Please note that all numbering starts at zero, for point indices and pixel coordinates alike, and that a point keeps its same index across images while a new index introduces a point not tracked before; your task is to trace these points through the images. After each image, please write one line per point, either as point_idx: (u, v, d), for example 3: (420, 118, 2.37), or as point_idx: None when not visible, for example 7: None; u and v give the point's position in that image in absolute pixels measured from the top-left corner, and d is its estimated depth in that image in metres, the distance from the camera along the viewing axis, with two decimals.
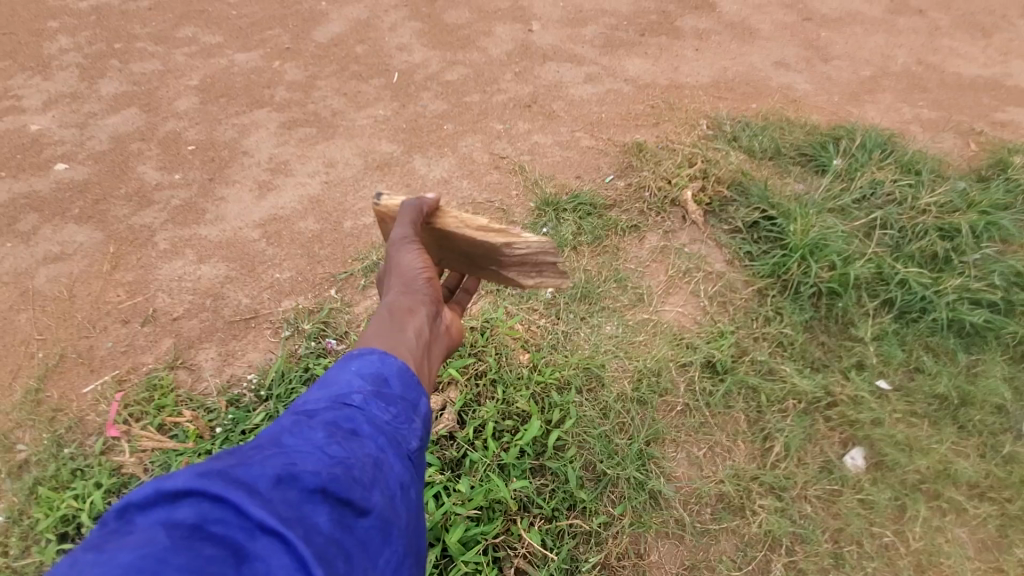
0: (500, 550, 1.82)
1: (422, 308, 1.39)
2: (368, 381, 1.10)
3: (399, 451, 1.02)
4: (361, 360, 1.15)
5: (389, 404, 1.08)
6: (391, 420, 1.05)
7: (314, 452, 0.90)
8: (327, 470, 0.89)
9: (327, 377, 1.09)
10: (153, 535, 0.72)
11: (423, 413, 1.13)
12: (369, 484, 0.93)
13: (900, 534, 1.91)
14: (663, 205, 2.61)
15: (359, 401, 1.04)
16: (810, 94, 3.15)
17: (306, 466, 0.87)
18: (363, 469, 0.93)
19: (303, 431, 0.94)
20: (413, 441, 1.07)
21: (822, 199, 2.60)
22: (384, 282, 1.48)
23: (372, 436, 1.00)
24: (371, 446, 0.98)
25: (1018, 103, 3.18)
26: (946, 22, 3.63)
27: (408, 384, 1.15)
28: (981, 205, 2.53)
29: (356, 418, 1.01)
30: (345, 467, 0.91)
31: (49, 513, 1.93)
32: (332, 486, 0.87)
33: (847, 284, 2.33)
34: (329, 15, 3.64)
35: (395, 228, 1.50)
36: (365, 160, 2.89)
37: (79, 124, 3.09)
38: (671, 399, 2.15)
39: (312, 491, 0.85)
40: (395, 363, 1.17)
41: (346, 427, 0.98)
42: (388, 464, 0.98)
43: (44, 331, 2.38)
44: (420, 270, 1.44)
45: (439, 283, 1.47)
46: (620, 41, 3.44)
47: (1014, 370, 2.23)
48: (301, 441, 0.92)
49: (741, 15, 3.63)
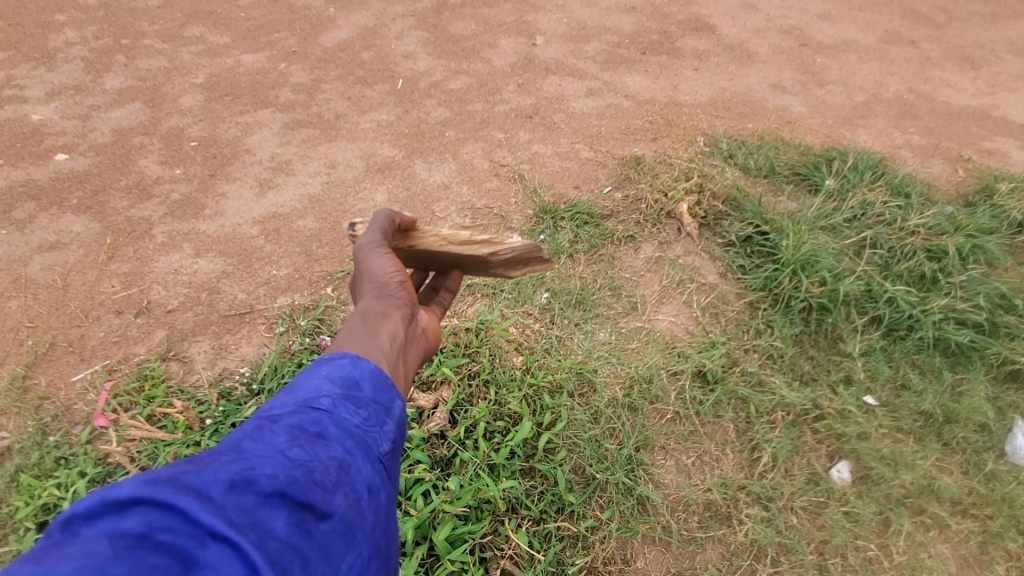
0: (486, 550, 1.82)
1: (396, 312, 1.37)
2: (337, 385, 1.09)
3: (367, 454, 1.00)
4: (332, 364, 1.15)
5: (359, 407, 1.07)
6: (360, 423, 1.05)
7: (274, 456, 0.87)
8: (286, 474, 0.85)
9: (295, 384, 1.08)
10: (94, 545, 0.66)
11: (396, 415, 1.13)
12: (331, 488, 0.90)
13: (884, 548, 1.93)
14: (659, 217, 2.65)
15: (327, 404, 1.04)
16: (804, 117, 3.23)
17: (264, 470, 0.84)
18: (326, 472, 0.91)
19: (264, 436, 0.91)
20: (383, 444, 1.06)
21: (814, 217, 2.66)
22: (357, 288, 1.47)
23: (339, 439, 0.98)
24: (336, 449, 0.96)
25: (1005, 133, 3.27)
26: (937, 54, 3.74)
27: (380, 387, 1.16)
28: (967, 228, 2.59)
29: (322, 421, 1.00)
30: (305, 470, 0.88)
31: (29, 501, 1.91)
32: (291, 489, 0.83)
33: (837, 300, 2.37)
34: (337, 22, 3.69)
35: (363, 239, 1.50)
36: (367, 162, 2.92)
37: (82, 116, 3.11)
38: (661, 407, 2.17)
39: (269, 495, 0.81)
40: (368, 366, 1.18)
41: (312, 431, 0.97)
42: (354, 467, 0.97)
43: (36, 319, 2.38)
44: (392, 273, 1.42)
45: (412, 287, 1.45)
46: (621, 58, 3.52)
47: (997, 391, 2.28)
48: (262, 446, 0.89)
49: (740, 38, 3.72)
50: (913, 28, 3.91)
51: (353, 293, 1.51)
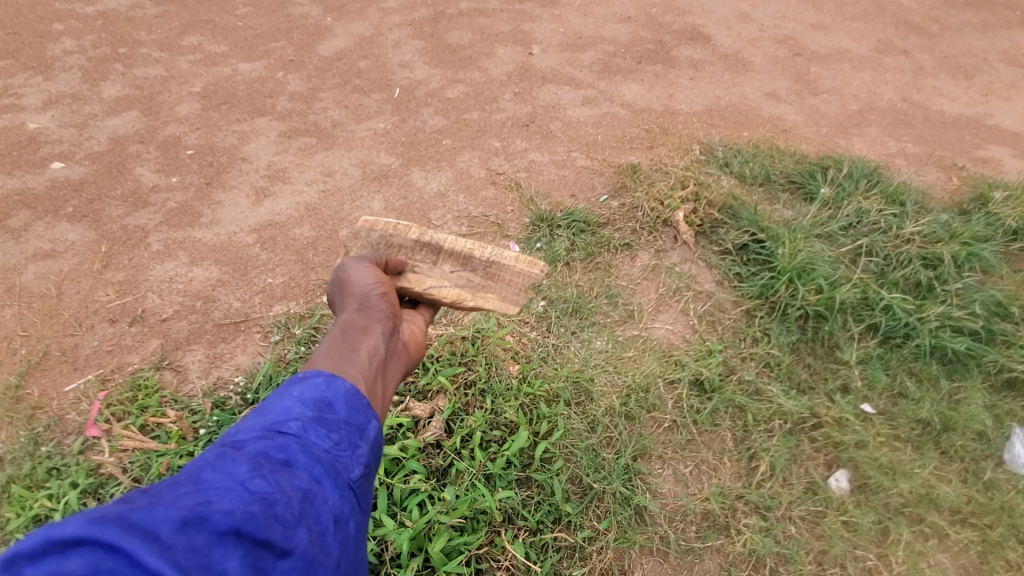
0: (483, 561, 1.81)
1: (377, 327, 1.40)
2: (309, 407, 1.11)
3: (336, 482, 1.02)
4: (305, 384, 1.16)
5: (331, 430, 1.09)
6: (331, 448, 1.06)
7: (234, 488, 0.89)
8: (243, 509, 0.86)
9: (266, 406, 1.09)
10: None
11: (371, 438, 1.14)
12: (292, 522, 0.91)
13: (883, 558, 1.92)
14: (655, 225, 2.66)
15: (297, 428, 1.05)
16: (800, 125, 3.24)
17: (220, 505, 0.85)
18: (288, 505, 0.92)
19: (226, 464, 0.93)
20: (355, 470, 1.07)
21: (810, 225, 2.67)
22: (338, 302, 1.51)
23: (306, 467, 1.00)
24: (302, 479, 0.98)
25: (999, 142, 3.30)
26: (930, 63, 3.77)
27: (355, 407, 1.17)
28: (963, 236, 2.59)
29: (289, 448, 1.01)
30: (265, 504, 0.89)
31: (20, 513, 1.89)
32: (246, 526, 0.85)
33: (833, 308, 2.37)
34: (334, 31, 3.71)
35: (347, 262, 1.56)
36: (364, 170, 2.92)
37: (78, 125, 3.10)
38: (658, 415, 2.16)
39: (223, 533, 0.82)
40: (342, 386, 1.19)
41: (277, 458, 0.99)
42: (320, 496, 0.98)
43: (29, 328, 2.36)
44: (373, 287, 1.48)
45: (394, 299, 1.50)
46: (617, 67, 3.54)
47: (995, 398, 2.28)
48: (222, 476, 0.90)
49: (735, 48, 3.75)
50: (906, 37, 3.94)
51: (333, 308, 1.54)
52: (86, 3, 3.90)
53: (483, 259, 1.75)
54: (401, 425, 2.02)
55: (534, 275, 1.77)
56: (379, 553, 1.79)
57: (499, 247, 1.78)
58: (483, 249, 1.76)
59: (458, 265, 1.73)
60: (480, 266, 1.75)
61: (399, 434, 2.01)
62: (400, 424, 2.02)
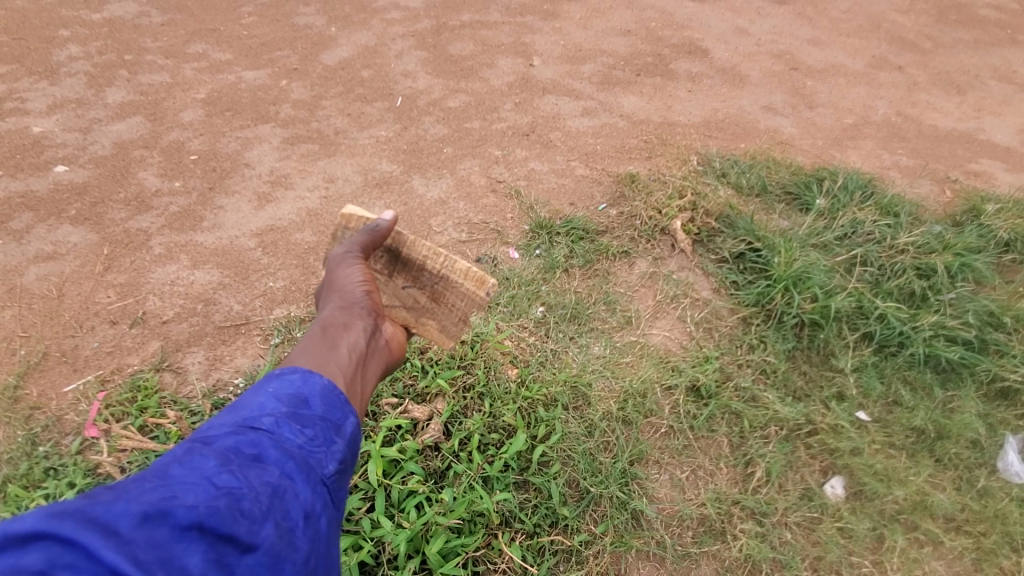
0: (479, 564, 1.81)
1: (358, 325, 1.44)
2: (284, 403, 1.12)
3: (308, 478, 1.04)
4: (281, 380, 1.17)
5: (305, 426, 1.10)
6: (305, 443, 1.08)
7: (200, 483, 0.91)
8: (207, 504, 0.88)
9: (240, 402, 1.11)
10: None
11: (347, 433, 1.17)
12: (259, 518, 0.93)
13: (878, 565, 1.93)
14: (653, 233, 2.68)
15: (269, 423, 1.07)
16: (796, 138, 3.30)
17: (184, 500, 0.87)
18: (255, 500, 0.94)
19: (194, 460, 0.94)
20: (328, 466, 1.09)
21: (806, 235, 2.71)
22: (325, 295, 1.55)
23: (278, 462, 1.02)
24: (273, 474, 1.00)
25: (991, 156, 3.35)
26: (924, 78, 3.84)
27: (332, 403, 1.19)
28: (956, 247, 2.63)
29: (261, 443, 1.03)
30: (231, 499, 0.91)
31: (16, 513, 1.87)
32: (209, 521, 0.87)
33: (828, 316, 2.40)
34: (338, 40, 3.76)
35: (339, 248, 1.58)
36: (365, 177, 2.96)
37: (82, 129, 3.14)
38: (655, 420, 2.17)
39: (185, 528, 0.84)
40: (319, 382, 1.21)
41: (248, 453, 1.00)
42: (291, 492, 1.00)
43: (29, 328, 2.37)
44: (359, 284, 1.51)
45: (378, 298, 1.54)
46: (616, 79, 3.59)
47: (988, 407, 2.30)
48: (189, 471, 0.92)
49: (732, 62, 3.81)
50: (900, 54, 4.02)
51: (319, 299, 1.58)
52: (93, 11, 3.95)
53: (432, 273, 1.67)
54: (399, 427, 2.03)
55: (479, 299, 1.68)
56: (376, 554, 1.79)
57: (451, 256, 1.65)
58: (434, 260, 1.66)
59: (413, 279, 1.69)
60: (429, 283, 1.68)
61: (398, 435, 2.02)
62: (398, 426, 2.04)
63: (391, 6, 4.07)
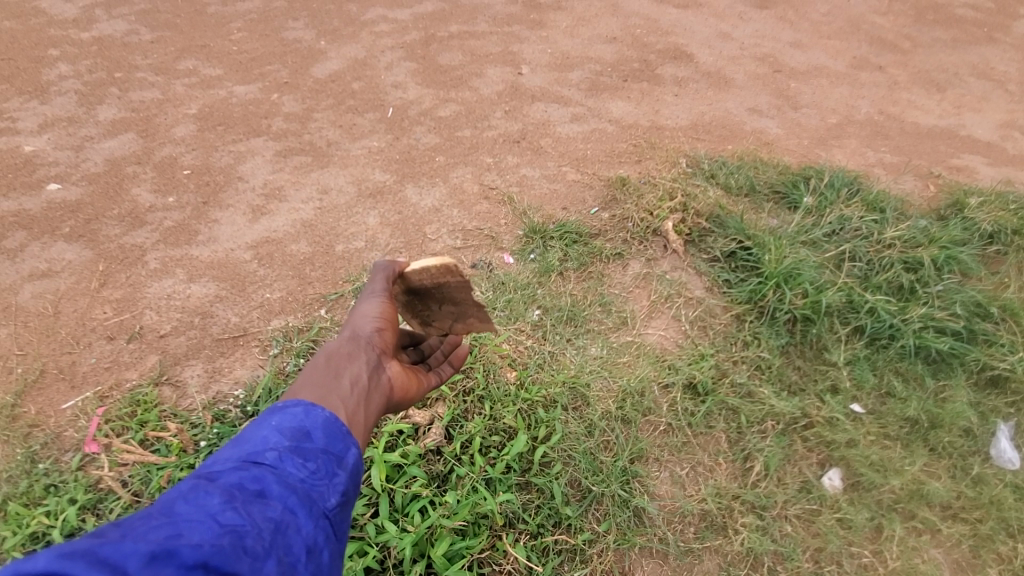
0: (484, 565, 1.83)
1: (363, 357, 1.44)
2: (286, 436, 1.15)
3: (311, 512, 1.06)
4: (284, 414, 1.21)
5: (308, 459, 1.13)
6: (307, 477, 1.10)
7: (204, 521, 0.92)
8: (212, 543, 0.90)
9: (243, 436, 1.13)
10: None
11: (349, 464, 1.19)
12: (261, 555, 0.94)
13: (878, 554, 1.96)
14: (645, 234, 2.72)
15: (273, 458, 1.09)
16: (781, 138, 3.36)
17: (189, 539, 0.88)
18: (258, 537, 0.95)
19: (198, 497, 0.96)
20: (331, 499, 1.11)
21: (795, 232, 2.75)
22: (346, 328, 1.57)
23: (281, 497, 1.04)
24: (276, 509, 1.02)
25: (972, 150, 3.43)
26: (904, 78, 3.92)
27: (333, 435, 1.22)
28: (941, 240, 2.69)
29: (265, 478, 1.05)
30: (235, 536, 0.93)
31: (18, 531, 1.87)
32: (214, 560, 0.88)
33: (820, 311, 2.44)
34: (328, 53, 3.80)
35: (365, 285, 1.59)
36: (359, 187, 2.98)
37: (75, 147, 3.14)
38: (653, 419, 2.20)
39: (190, 568, 0.85)
40: (321, 415, 1.24)
41: (251, 489, 1.02)
42: (294, 527, 1.02)
43: (25, 346, 2.36)
44: (372, 322, 1.51)
45: (390, 337, 1.53)
46: (604, 85, 3.65)
47: (979, 396, 2.34)
48: (194, 509, 0.93)
49: (717, 65, 3.88)
50: (880, 54, 4.11)
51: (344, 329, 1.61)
52: (82, 30, 3.97)
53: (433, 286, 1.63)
54: (401, 432, 2.04)
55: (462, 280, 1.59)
56: (381, 559, 1.80)
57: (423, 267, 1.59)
58: (431, 279, 1.60)
59: (436, 303, 1.67)
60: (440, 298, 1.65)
61: (399, 441, 2.02)
62: (400, 431, 2.04)
63: (380, 19, 4.11)
